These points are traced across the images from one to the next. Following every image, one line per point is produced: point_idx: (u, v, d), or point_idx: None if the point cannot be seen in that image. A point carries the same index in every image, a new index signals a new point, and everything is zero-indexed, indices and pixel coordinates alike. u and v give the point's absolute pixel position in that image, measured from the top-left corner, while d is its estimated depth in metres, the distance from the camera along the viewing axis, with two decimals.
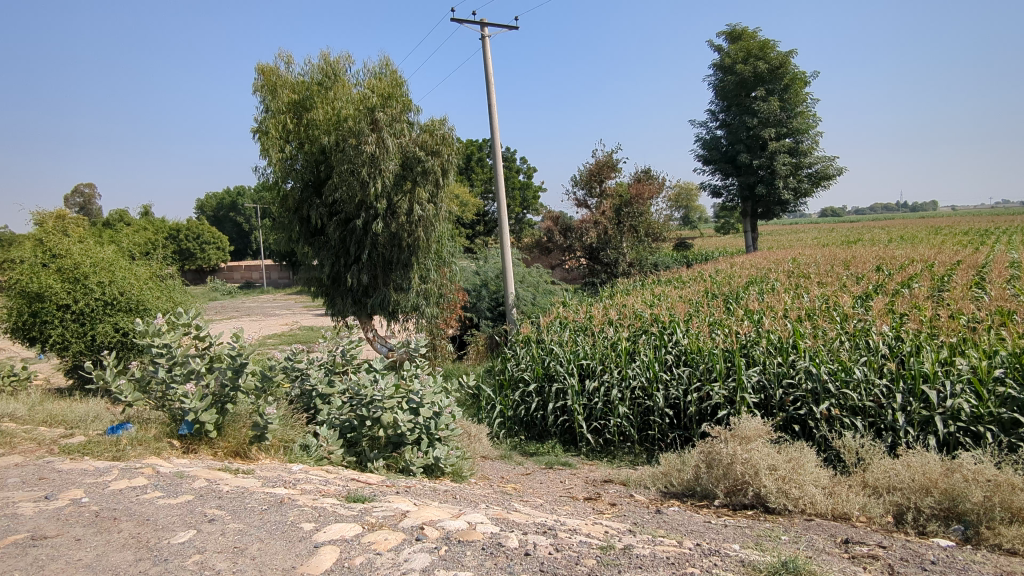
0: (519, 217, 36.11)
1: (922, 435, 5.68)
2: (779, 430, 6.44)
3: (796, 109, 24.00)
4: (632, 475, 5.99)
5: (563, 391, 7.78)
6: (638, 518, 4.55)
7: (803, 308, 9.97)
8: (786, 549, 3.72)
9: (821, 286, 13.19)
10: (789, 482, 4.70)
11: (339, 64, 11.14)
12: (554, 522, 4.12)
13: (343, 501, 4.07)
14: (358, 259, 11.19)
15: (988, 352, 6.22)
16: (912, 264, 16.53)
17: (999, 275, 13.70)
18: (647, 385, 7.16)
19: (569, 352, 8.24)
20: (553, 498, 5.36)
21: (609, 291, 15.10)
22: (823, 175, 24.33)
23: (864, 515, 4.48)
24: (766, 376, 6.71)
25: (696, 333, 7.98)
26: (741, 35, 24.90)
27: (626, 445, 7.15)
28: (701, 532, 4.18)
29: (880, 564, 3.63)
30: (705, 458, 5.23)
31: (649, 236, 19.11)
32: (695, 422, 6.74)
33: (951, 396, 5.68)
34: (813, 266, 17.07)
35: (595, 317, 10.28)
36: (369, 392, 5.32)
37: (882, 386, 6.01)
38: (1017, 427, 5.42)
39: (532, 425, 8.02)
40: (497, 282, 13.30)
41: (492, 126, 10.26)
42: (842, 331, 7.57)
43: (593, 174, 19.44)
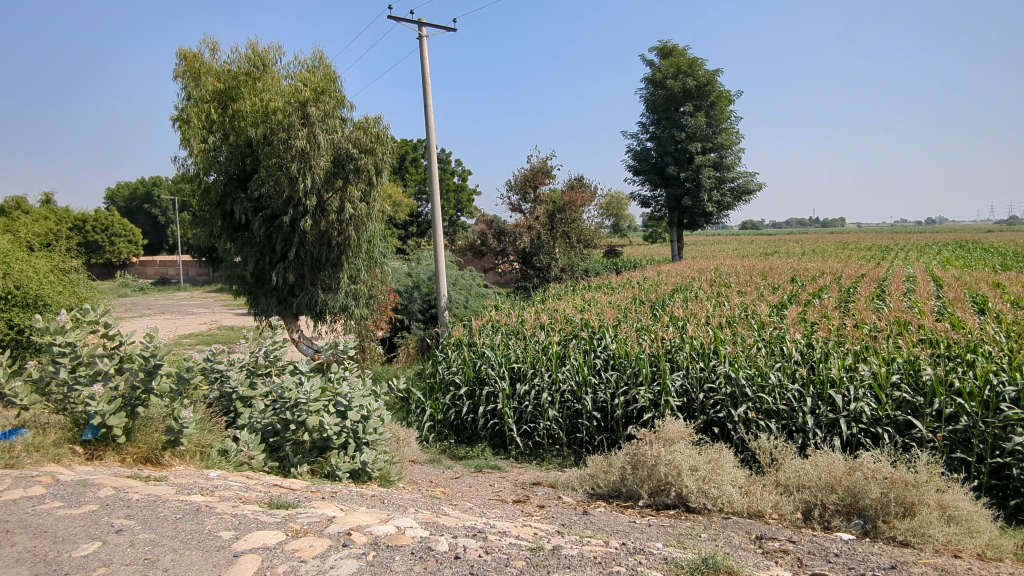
0: (452, 220, 35.93)
1: (829, 436, 6.07)
2: (699, 432, 6.70)
3: (721, 125, 25.20)
4: (560, 478, 6.06)
5: (493, 394, 7.78)
6: (566, 520, 4.62)
7: (724, 316, 10.45)
8: (705, 547, 3.88)
9: (741, 295, 13.88)
10: (709, 482, 4.90)
11: (268, 55, 10.73)
12: (484, 525, 4.11)
13: (264, 508, 3.90)
14: (284, 257, 10.82)
15: (887, 359, 6.74)
16: (823, 277, 17.67)
17: (897, 288, 14.90)
18: (576, 388, 7.26)
19: (501, 356, 8.27)
20: (482, 501, 5.34)
21: (541, 295, 15.27)
22: (744, 189, 25.66)
23: (776, 512, 4.72)
24: (689, 380, 6.96)
25: (624, 338, 8.20)
26: (671, 51, 25.92)
27: (554, 448, 7.24)
28: (626, 532, 4.29)
29: (790, 558, 3.84)
30: (631, 459, 5.36)
31: (580, 242, 19.49)
32: (621, 424, 6.90)
33: (854, 399, 6.10)
34: (733, 276, 17.94)
35: (527, 321, 10.37)
36: (293, 395, 5.13)
37: (794, 391, 6.37)
38: (909, 428, 5.91)
39: (462, 428, 7.97)
40: (430, 284, 13.18)
41: (428, 127, 10.16)
42: (759, 338, 7.98)
43: (527, 179, 19.64)
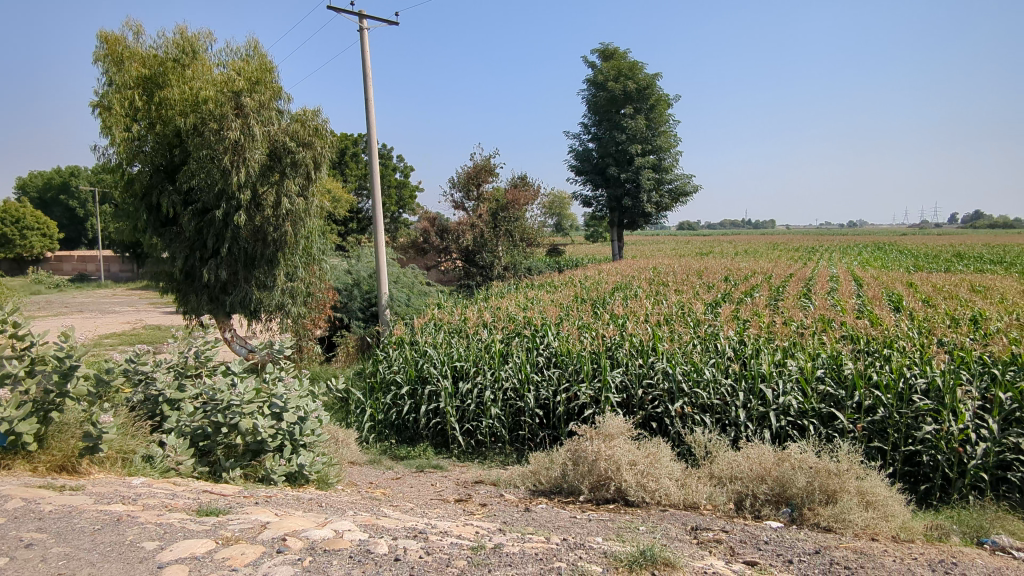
0: (394, 216, 35.41)
1: (759, 429, 6.32)
2: (638, 427, 6.85)
3: (659, 128, 25.88)
4: (502, 475, 6.06)
5: (435, 393, 7.69)
6: (508, 517, 4.63)
7: (662, 314, 10.75)
8: (643, 539, 3.96)
9: (678, 294, 14.29)
10: (647, 476, 5.02)
11: (198, 41, 10.25)
12: (425, 525, 4.06)
13: (193, 515, 3.72)
14: (216, 254, 10.37)
15: (813, 355, 7.09)
16: (754, 276, 18.43)
17: (822, 287, 15.70)
18: (518, 386, 7.29)
19: (443, 355, 8.20)
20: (423, 501, 5.28)
21: (484, 293, 15.26)
22: (681, 191, 26.48)
23: (710, 503, 4.90)
24: (628, 376, 7.09)
25: (566, 336, 8.30)
26: (612, 54, 26.39)
27: (496, 446, 7.24)
28: (567, 527, 4.33)
29: (723, 547, 3.98)
30: (572, 455, 5.41)
31: (523, 240, 19.59)
32: (563, 421, 6.97)
33: (782, 393, 6.39)
34: (671, 274, 18.48)
35: (470, 319, 10.33)
36: (225, 397, 4.97)
37: (727, 386, 6.61)
38: (833, 420, 6.24)
39: (404, 428, 7.85)
40: (370, 282, 12.92)
41: (369, 122, 9.95)
42: (695, 335, 8.24)
43: (470, 177, 19.54)
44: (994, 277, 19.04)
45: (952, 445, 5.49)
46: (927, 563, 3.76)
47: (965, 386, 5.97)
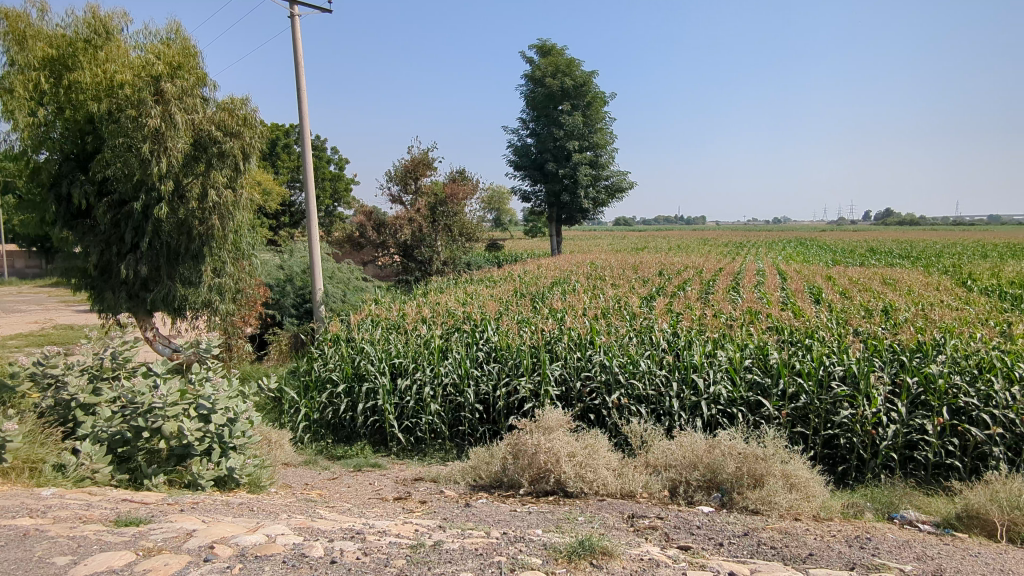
0: (329, 210, 34.51)
1: (691, 418, 6.53)
2: (577, 419, 6.94)
3: (596, 125, 26.32)
4: (442, 472, 6.01)
5: (373, 390, 7.54)
6: (448, 514, 4.59)
7: (599, 307, 10.96)
8: (582, 529, 4.02)
9: (615, 288, 14.58)
10: (585, 466, 5.10)
11: (111, 22, 9.60)
12: (363, 525, 3.97)
13: (110, 527, 3.50)
14: (135, 248, 9.82)
15: (741, 346, 7.40)
16: (686, 271, 19.08)
17: (749, 281, 16.42)
18: (458, 381, 7.25)
19: (381, 352, 8.06)
20: (361, 501, 5.17)
21: (423, 288, 15.11)
22: (617, 187, 27.05)
23: (646, 491, 5.04)
24: (567, 370, 7.18)
25: (505, 331, 8.34)
26: (550, 50, 26.62)
27: (436, 442, 7.17)
28: (507, 520, 4.34)
29: (658, 533, 4.10)
30: (512, 449, 5.42)
31: (462, 235, 19.51)
32: (503, 415, 6.99)
33: (713, 382, 6.64)
34: (607, 269, 18.85)
35: (409, 314, 10.21)
36: (147, 400, 4.69)
37: (661, 376, 6.80)
38: (759, 407, 6.53)
39: (340, 427, 7.66)
40: (304, 277, 12.52)
41: (302, 113, 9.62)
42: (631, 328, 8.44)
43: (407, 170, 19.23)
44: (902, 270, 20.52)
45: (866, 428, 5.86)
46: (845, 539, 4.00)
47: (878, 372, 6.39)
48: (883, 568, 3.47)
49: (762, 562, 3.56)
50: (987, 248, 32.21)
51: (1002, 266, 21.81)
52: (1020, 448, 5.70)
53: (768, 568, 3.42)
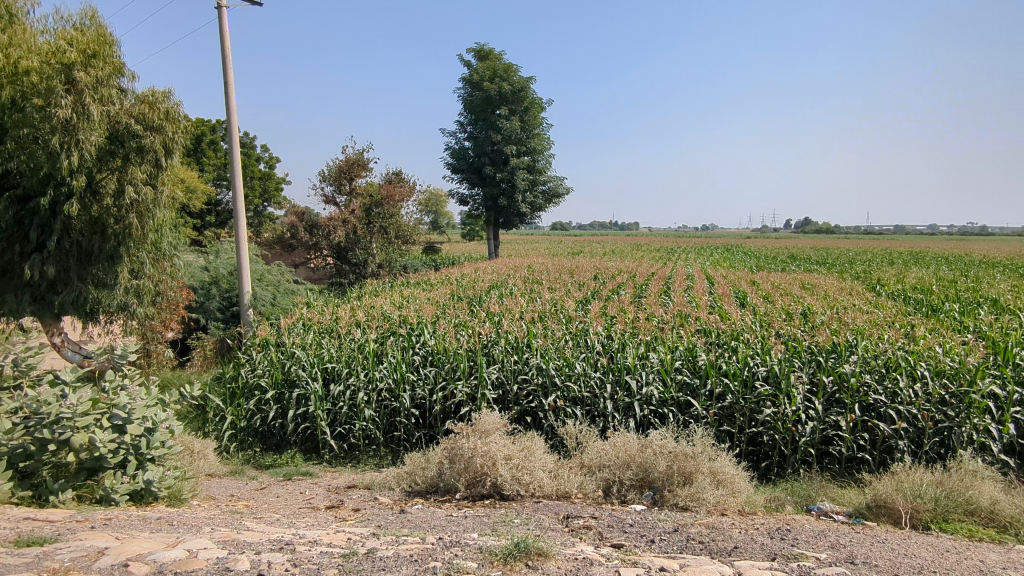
0: (258, 210, 33.32)
1: (625, 418, 6.68)
2: (513, 422, 6.95)
3: (533, 130, 26.62)
4: (376, 478, 5.88)
5: (304, 396, 7.29)
6: (382, 521, 4.50)
7: (536, 311, 11.08)
8: (518, 532, 4.03)
9: (551, 291, 14.77)
10: (522, 469, 5.11)
11: (15, 5, 9.01)
12: (292, 536, 3.83)
13: (9, 548, 3.22)
14: (40, 248, 9.14)
15: (672, 348, 7.65)
16: (620, 275, 19.56)
17: (679, 285, 17.03)
18: (393, 386, 7.13)
19: (312, 357, 7.83)
20: (291, 511, 4.99)
21: (357, 291, 14.82)
22: (554, 193, 27.43)
23: (580, 491, 5.12)
24: (504, 373, 7.19)
25: (442, 334, 8.32)
26: (488, 54, 26.72)
27: (370, 448, 7.02)
28: (443, 525, 4.30)
29: (592, 532, 4.16)
30: (448, 453, 5.37)
31: (399, 238, 19.26)
32: (439, 420, 6.92)
33: (645, 384, 6.82)
34: (544, 273, 19.06)
35: (342, 318, 9.98)
36: (54, 409, 4.30)
37: (596, 379, 6.93)
38: (689, 407, 6.76)
39: (269, 435, 7.36)
40: (231, 280, 11.99)
41: (230, 109, 9.23)
42: (567, 332, 8.57)
43: (341, 170, 18.78)
44: (817, 275, 21.83)
45: (786, 425, 6.18)
46: (767, 531, 4.19)
47: (797, 372, 6.76)
48: (801, 557, 3.65)
49: (691, 557, 3.68)
50: (895, 256, 34.68)
51: (906, 272, 23.55)
52: (921, 441, 6.15)
53: (696, 562, 3.53)
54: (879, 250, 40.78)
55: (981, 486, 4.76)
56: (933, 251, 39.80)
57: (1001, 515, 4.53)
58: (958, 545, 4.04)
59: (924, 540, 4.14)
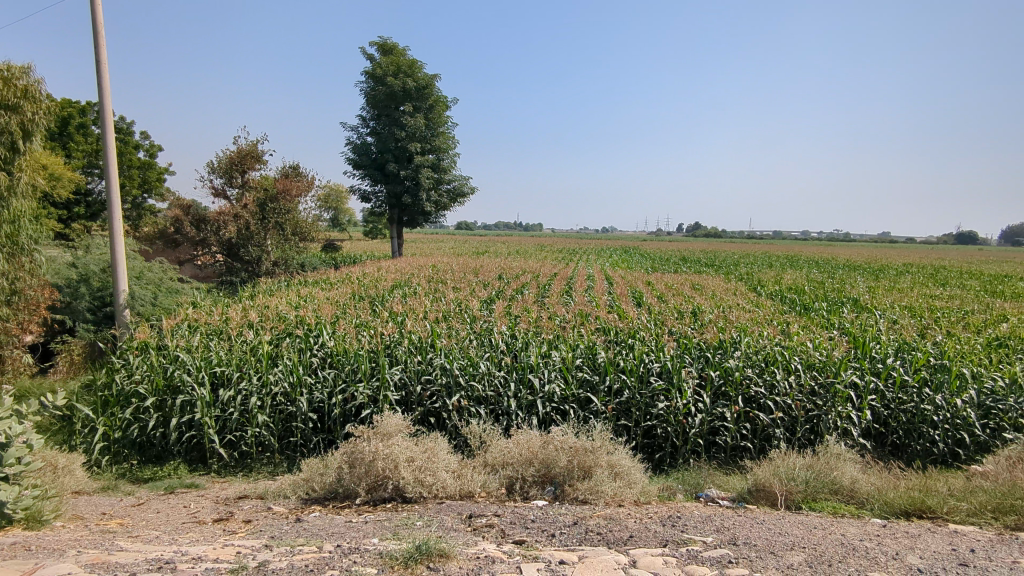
0: (136, 202, 30.67)
1: (528, 416, 6.77)
2: (416, 424, 6.82)
3: (438, 129, 26.45)
4: (270, 487, 5.57)
5: (189, 403, 6.78)
6: (276, 532, 4.28)
7: (441, 310, 11.02)
8: (420, 534, 3.98)
9: (456, 291, 14.76)
10: (425, 470, 5.04)
11: None
12: (173, 554, 3.55)
13: None
14: None
15: (573, 347, 7.89)
16: (525, 275, 19.87)
17: (580, 286, 17.59)
18: (289, 390, 6.81)
19: (198, 360, 7.32)
20: (173, 527, 4.63)
21: (249, 290, 14.00)
22: (458, 192, 27.48)
23: (484, 490, 5.13)
24: (407, 373, 7.05)
25: (343, 335, 8.09)
26: (391, 49, 26.19)
27: (263, 456, 6.66)
28: (341, 532, 4.15)
29: (494, 530, 4.18)
30: (348, 458, 5.18)
31: (296, 235, 18.48)
32: (339, 424, 6.68)
33: (547, 382, 6.96)
34: (449, 273, 18.99)
35: (233, 319, 9.41)
36: None
37: (499, 378, 6.98)
38: (588, 403, 6.98)
39: (149, 446, 6.78)
40: (103, 278, 10.96)
41: (102, 90, 8.41)
42: (471, 331, 8.60)
43: (233, 162, 17.78)
44: (706, 277, 23.24)
45: (678, 417, 6.53)
46: (659, 519, 4.40)
47: (687, 368, 7.17)
48: (689, 542, 3.86)
49: (589, 548, 3.79)
50: (774, 259, 37.79)
51: (783, 274, 25.68)
52: (794, 429, 6.73)
53: (595, 553, 3.64)
54: (760, 255, 44.24)
55: (843, 467, 5.28)
56: (805, 255, 43.59)
57: (859, 491, 5.05)
58: (824, 522, 4.44)
59: (795, 519, 4.51)
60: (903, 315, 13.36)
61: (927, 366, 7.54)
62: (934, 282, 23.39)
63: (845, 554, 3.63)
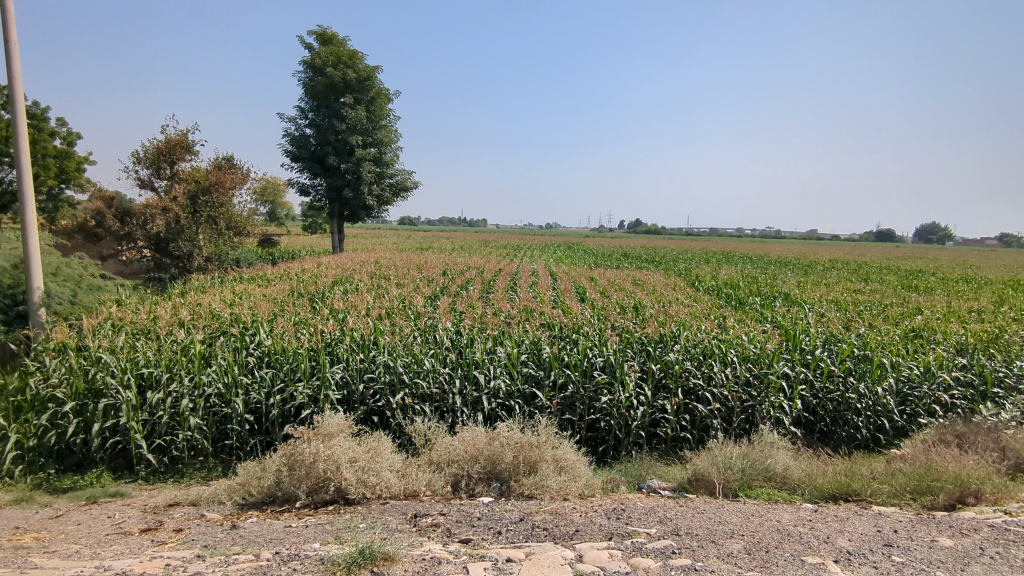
0: (52, 193, 28.72)
1: (473, 412, 6.71)
2: (359, 423, 6.65)
3: (379, 122, 25.96)
4: (204, 493, 5.31)
5: (114, 407, 6.37)
6: (209, 540, 4.08)
7: (383, 307, 10.82)
8: (362, 537, 3.88)
9: (399, 288, 14.51)
10: (367, 471, 4.93)
11: None
12: (94, 570, 3.32)
13: None
14: None
15: (518, 342, 7.92)
16: (469, 271, 19.76)
17: (525, 281, 17.63)
18: (224, 391, 6.53)
19: (124, 361, 6.90)
20: (96, 539, 4.34)
21: (180, 287, 13.34)
22: (401, 186, 27.12)
23: (429, 489, 5.06)
24: (348, 372, 6.88)
25: (281, 334, 7.82)
26: (331, 38, 25.48)
27: (196, 460, 6.35)
28: (280, 538, 3.99)
29: (440, 530, 4.13)
30: (287, 460, 4.99)
31: (230, 229, 17.86)
32: (277, 425, 6.43)
33: (493, 377, 6.94)
34: (392, 268, 18.67)
35: (162, 317, 8.94)
36: None
37: (445, 374, 6.91)
38: (533, 398, 7.00)
39: (68, 454, 6.32)
40: (14, 274, 10.18)
41: (11, 72, 7.79)
42: (415, 328, 8.49)
43: (160, 152, 16.89)
44: (647, 273, 23.78)
45: (621, 410, 6.64)
46: (604, 512, 4.45)
47: (629, 362, 7.30)
48: (634, 534, 3.93)
49: (536, 545, 3.80)
50: (711, 255, 39.06)
51: (720, 269, 26.56)
52: (731, 419, 6.95)
53: (541, 549, 3.64)
54: (698, 252, 45.56)
55: (776, 455, 5.51)
56: (740, 251, 45.15)
57: (791, 477, 5.27)
58: (760, 509, 4.61)
59: (733, 507, 4.65)
60: (829, 308, 14.07)
61: (851, 356, 7.96)
62: (855, 277, 24.83)
63: (780, 540, 3.77)
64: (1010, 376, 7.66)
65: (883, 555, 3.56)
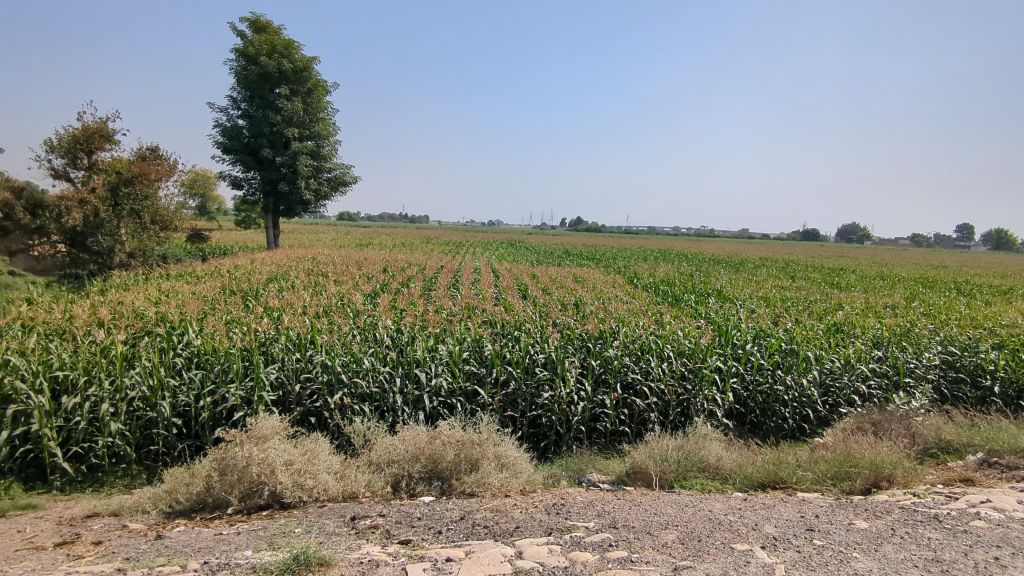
0: None
1: (414, 411, 6.62)
2: (295, 424, 6.45)
3: (317, 114, 25.29)
4: (126, 502, 5.02)
5: (23, 414, 5.92)
6: (131, 552, 3.86)
7: (321, 304, 10.56)
8: (298, 542, 3.77)
9: (338, 285, 14.19)
10: (304, 474, 4.80)
11: None
12: None
13: None
14: None
15: (459, 340, 7.89)
16: (410, 268, 19.56)
17: (468, 278, 17.63)
18: (149, 394, 6.20)
19: (36, 364, 6.44)
20: (4, 556, 4.03)
21: (100, 284, 12.58)
22: (340, 181, 26.56)
23: (368, 490, 4.97)
24: (284, 372, 6.67)
25: (211, 333, 7.50)
26: (265, 26, 24.61)
27: (118, 468, 5.99)
28: (210, 547, 3.83)
29: (380, 531, 4.07)
30: (218, 465, 4.80)
31: (155, 223, 16.95)
32: (207, 428, 6.15)
33: (433, 376, 6.88)
34: (331, 265, 18.24)
35: (79, 317, 8.40)
36: None
37: (385, 373, 6.79)
38: (475, 395, 6.99)
39: None
40: None
41: None
42: (354, 326, 8.32)
43: (77, 140, 15.90)
44: (588, 270, 24.16)
45: (561, 406, 6.73)
46: (544, 507, 4.49)
47: (570, 358, 7.42)
48: (573, 528, 3.98)
49: (476, 542, 3.80)
50: (648, 253, 40.12)
51: (658, 267, 27.31)
52: (667, 412, 7.16)
53: (481, 547, 3.65)
54: (638, 250, 46.63)
55: (709, 446, 5.72)
56: (677, 248, 46.50)
57: (723, 467, 5.47)
58: (694, 499, 4.76)
59: (669, 498, 4.80)
60: (758, 304, 14.73)
61: (779, 351, 8.35)
62: (784, 275, 26.09)
63: (712, 529, 3.91)
64: (919, 366, 8.23)
65: (805, 539, 3.76)
